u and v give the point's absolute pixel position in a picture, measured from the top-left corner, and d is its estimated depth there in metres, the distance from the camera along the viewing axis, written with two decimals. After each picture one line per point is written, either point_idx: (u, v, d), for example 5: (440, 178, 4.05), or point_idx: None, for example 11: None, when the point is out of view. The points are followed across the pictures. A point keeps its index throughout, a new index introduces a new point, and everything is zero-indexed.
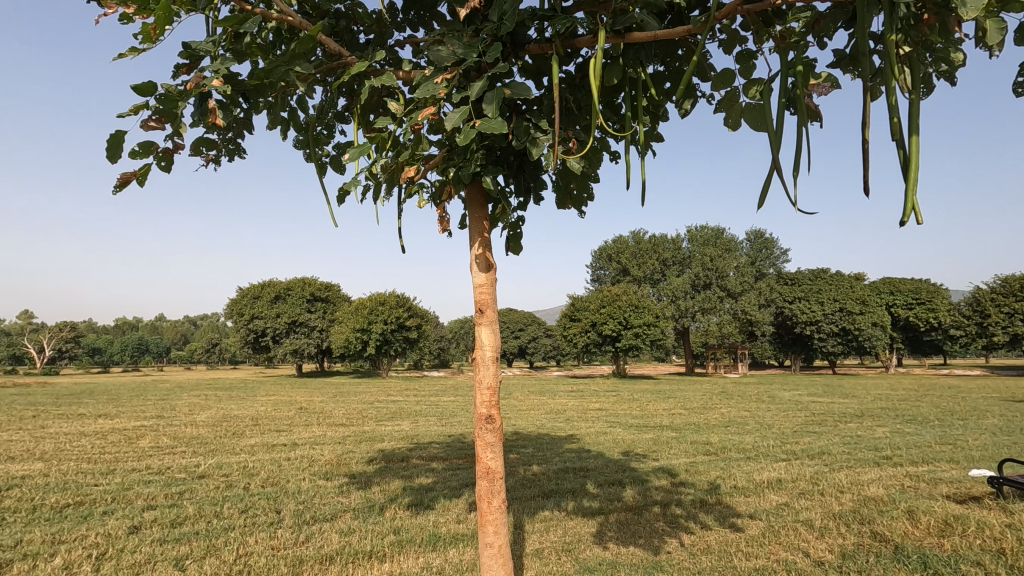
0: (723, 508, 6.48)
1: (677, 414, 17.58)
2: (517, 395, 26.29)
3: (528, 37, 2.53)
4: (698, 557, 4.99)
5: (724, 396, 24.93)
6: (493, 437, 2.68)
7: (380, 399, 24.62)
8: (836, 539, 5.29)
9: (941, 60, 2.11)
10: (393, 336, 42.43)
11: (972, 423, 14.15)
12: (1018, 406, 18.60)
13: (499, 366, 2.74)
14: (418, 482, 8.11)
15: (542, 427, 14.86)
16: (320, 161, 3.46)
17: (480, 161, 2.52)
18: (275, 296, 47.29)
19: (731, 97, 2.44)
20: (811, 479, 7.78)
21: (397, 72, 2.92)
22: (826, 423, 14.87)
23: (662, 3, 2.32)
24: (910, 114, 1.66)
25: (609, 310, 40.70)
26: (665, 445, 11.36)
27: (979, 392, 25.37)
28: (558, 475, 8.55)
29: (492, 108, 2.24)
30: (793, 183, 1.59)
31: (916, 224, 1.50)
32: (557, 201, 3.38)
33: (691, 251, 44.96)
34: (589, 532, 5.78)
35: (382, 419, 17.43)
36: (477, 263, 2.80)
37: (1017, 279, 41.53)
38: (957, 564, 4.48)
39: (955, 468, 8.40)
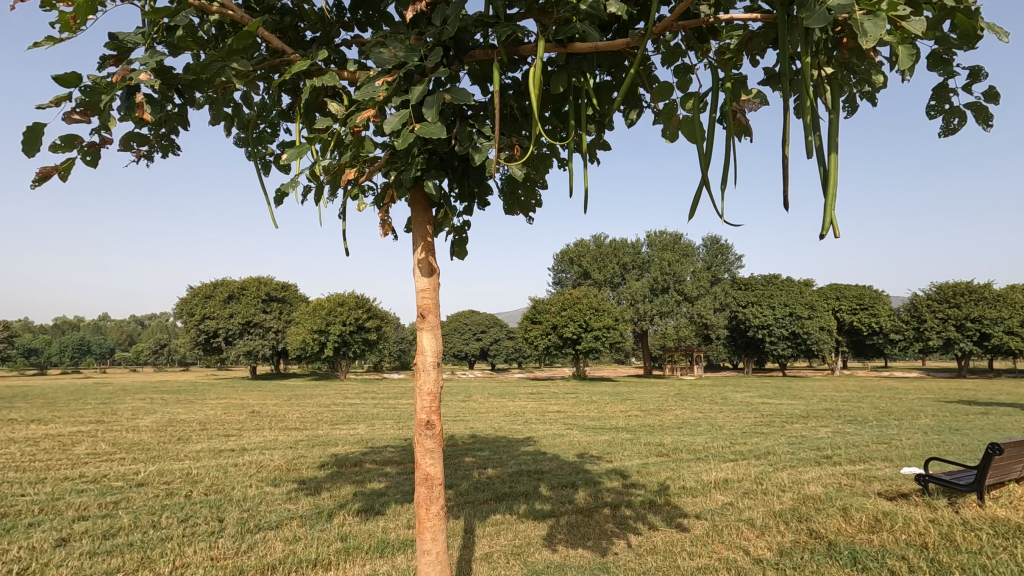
0: (671, 508, 6.64)
1: (633, 416, 17.86)
2: (476, 397, 26.19)
3: (473, 43, 2.52)
4: (643, 558, 5.08)
5: (680, 398, 25.51)
6: (432, 443, 2.66)
7: (337, 402, 24.09)
8: (775, 537, 5.48)
9: (862, 81, 2.22)
10: (352, 337, 41.64)
11: (907, 424, 14.94)
12: (950, 407, 19.66)
13: (440, 371, 2.72)
14: (370, 488, 7.97)
15: (500, 430, 14.87)
16: (264, 161, 3.37)
17: (422, 166, 2.52)
18: (228, 295, 45.72)
19: (670, 110, 2.51)
20: (755, 479, 8.04)
21: (342, 72, 2.86)
22: (774, 424, 15.38)
23: (604, 15, 2.36)
24: (828, 135, 1.75)
25: (570, 313, 41.10)
26: (619, 447, 11.54)
27: (917, 394, 26.80)
28: (512, 477, 8.57)
29: (431, 113, 2.23)
30: (719, 199, 1.65)
31: (831, 238, 1.58)
32: (505, 208, 3.39)
33: (650, 256, 45.90)
34: (539, 534, 5.82)
35: (338, 423, 17.03)
36: (420, 267, 2.77)
37: (951, 287, 44.15)
38: (883, 559, 4.71)
39: (888, 467, 8.85)
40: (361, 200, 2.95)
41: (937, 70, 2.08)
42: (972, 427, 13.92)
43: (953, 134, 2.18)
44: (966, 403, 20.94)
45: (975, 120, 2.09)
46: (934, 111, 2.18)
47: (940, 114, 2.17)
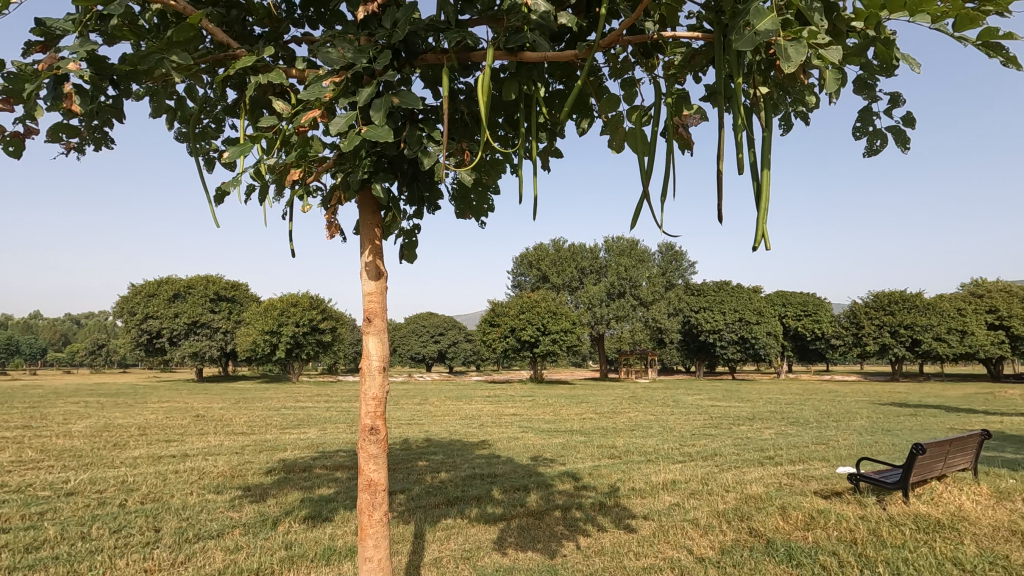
0: (620, 509, 6.77)
1: (588, 418, 18.10)
2: (432, 400, 25.92)
3: (424, 46, 2.51)
4: (591, 559, 5.17)
5: (633, 400, 26.07)
6: (377, 449, 2.62)
7: (287, 405, 23.40)
8: (717, 536, 5.69)
9: (797, 101, 2.33)
10: (306, 339, 40.57)
11: (843, 425, 15.73)
12: (882, 409, 20.92)
13: (386, 376, 2.68)
14: (319, 494, 7.78)
15: (455, 433, 14.82)
16: (207, 158, 3.25)
17: (369, 168, 2.50)
18: (173, 294, 43.74)
19: (616, 121, 2.57)
20: (702, 480, 8.31)
21: (291, 70, 2.78)
22: (721, 426, 15.93)
23: (554, 27, 2.40)
24: (762, 154, 1.84)
25: (528, 316, 41.33)
26: (573, 449, 11.71)
27: (855, 396, 28.34)
28: (466, 481, 8.54)
29: (379, 115, 2.21)
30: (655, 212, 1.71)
31: (762, 249, 1.66)
32: (456, 211, 3.39)
33: (607, 261, 46.68)
34: (490, 538, 5.83)
35: (288, 427, 16.54)
36: (367, 271, 2.74)
37: (886, 295, 46.85)
38: (816, 555, 4.95)
39: (825, 466, 9.32)
40: (306, 201, 2.89)
41: (862, 95, 2.22)
42: (901, 428, 14.82)
43: (876, 154, 2.33)
44: (898, 406, 22.24)
45: (894, 142, 2.24)
46: (860, 133, 2.31)
47: (865, 136, 2.31)
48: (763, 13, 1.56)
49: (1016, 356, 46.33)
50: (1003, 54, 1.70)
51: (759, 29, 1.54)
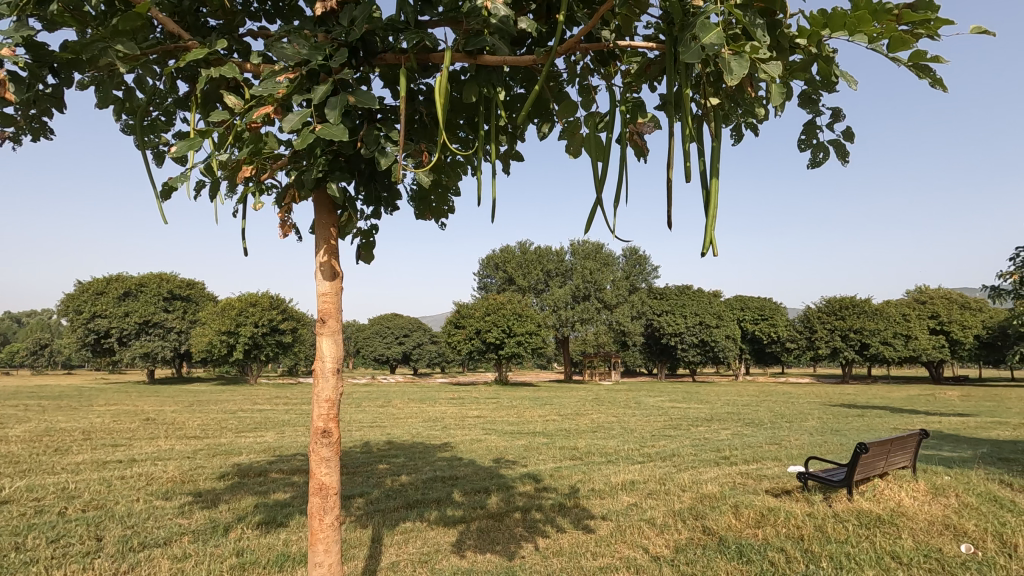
0: (579, 510, 6.84)
1: (551, 420, 18.21)
2: (395, 402, 25.57)
3: (382, 46, 2.48)
4: (549, 561, 5.20)
5: (595, 402, 26.39)
6: (329, 452, 2.58)
7: (244, 408, 22.68)
8: (672, 535, 5.81)
9: (748, 113, 2.39)
10: (265, 339, 39.49)
11: (796, 426, 16.31)
12: (832, 409, 21.79)
13: (340, 378, 2.64)
14: (274, 499, 7.59)
15: (417, 436, 14.69)
16: (156, 151, 3.13)
17: (324, 167, 2.46)
18: (123, 291, 41.99)
19: (574, 127, 2.60)
20: (659, 480, 8.47)
21: (245, 65, 2.71)
22: (680, 427, 16.31)
23: (514, 31, 2.40)
24: (711, 161, 1.89)
25: (493, 318, 41.36)
26: (535, 451, 11.76)
27: (807, 398, 29.50)
28: (426, 484, 8.46)
29: (333, 114, 2.18)
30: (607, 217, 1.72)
31: (709, 255, 1.69)
32: (416, 211, 3.37)
33: (573, 264, 47.14)
34: (448, 541, 5.80)
35: (244, 430, 16.05)
36: (322, 271, 2.69)
37: (837, 300, 49.05)
38: (765, 551, 5.11)
39: (777, 465, 9.64)
40: (258, 198, 2.83)
41: (806, 109, 2.30)
42: (849, 428, 15.48)
43: (819, 166, 2.42)
44: (846, 407, 23.22)
45: (836, 155, 2.34)
46: (805, 145, 2.40)
47: (809, 148, 2.40)
48: (709, 27, 1.62)
49: (955, 360, 49.03)
50: (930, 78, 1.81)
51: (705, 43, 1.60)
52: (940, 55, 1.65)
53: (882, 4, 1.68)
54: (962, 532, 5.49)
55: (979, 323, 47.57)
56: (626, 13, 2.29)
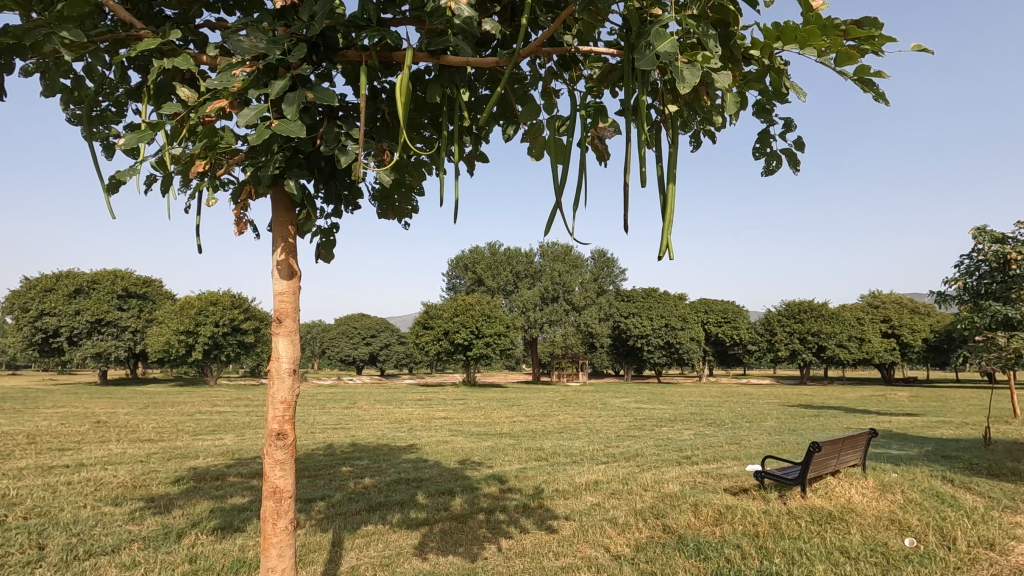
0: (542, 511, 6.86)
1: (517, 421, 18.25)
2: (360, 404, 25.23)
3: (342, 43, 2.45)
4: (512, 561, 5.22)
5: (562, 403, 26.61)
6: (283, 455, 2.53)
7: (202, 410, 21.95)
8: (634, 534, 5.89)
9: (706, 121, 2.43)
10: (226, 340, 38.35)
11: (755, 426, 16.77)
12: (790, 410, 22.45)
13: (296, 379, 2.60)
14: (231, 503, 7.39)
15: (382, 438, 14.52)
16: (105, 143, 3.00)
17: (281, 164, 2.41)
18: (75, 288, 40.29)
19: (536, 130, 2.62)
20: (622, 480, 8.59)
21: (200, 57, 2.63)
22: (644, 428, 16.58)
23: (477, 34, 2.40)
24: (667, 167, 1.93)
25: (461, 319, 41.24)
26: (501, 452, 11.78)
27: (767, 398, 30.41)
28: (390, 486, 8.37)
29: (291, 110, 2.14)
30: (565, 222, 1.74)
31: (665, 258, 1.72)
32: (378, 211, 3.33)
33: (542, 266, 47.40)
34: (410, 544, 5.75)
35: (202, 433, 15.56)
36: (279, 270, 2.62)
37: (796, 304, 50.69)
38: (721, 549, 5.24)
39: (736, 464, 9.89)
40: (212, 194, 2.75)
41: (760, 118, 2.36)
42: (805, 428, 15.98)
43: (773, 173, 2.48)
44: (803, 407, 24.02)
45: (788, 163, 2.41)
46: (759, 153, 2.46)
47: (763, 156, 2.46)
48: (663, 35, 1.65)
49: (904, 362, 51.24)
50: (873, 91, 1.89)
51: (659, 50, 1.63)
52: (883, 70, 1.72)
53: (831, 19, 1.73)
54: (906, 526, 5.74)
55: (927, 327, 49.85)
56: (586, 20, 2.30)
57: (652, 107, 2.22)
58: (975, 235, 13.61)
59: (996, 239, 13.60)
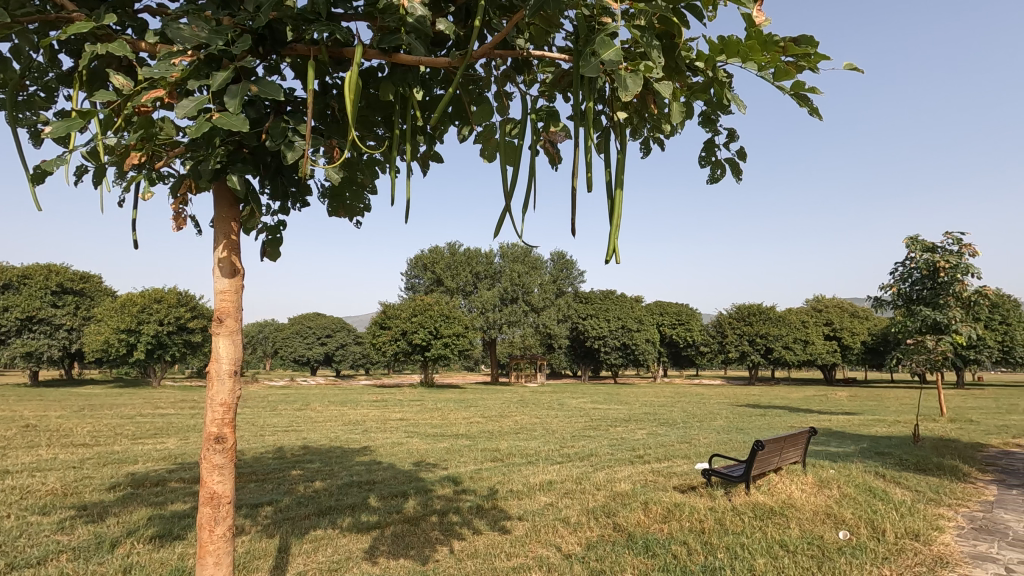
0: (496, 512, 6.87)
1: (474, 422, 18.15)
2: (313, 405, 24.54)
3: (289, 37, 2.37)
4: (463, 562, 5.20)
5: (520, 404, 26.74)
6: (223, 459, 2.44)
7: (142, 413, 20.87)
8: (585, 533, 5.98)
9: (656, 129, 2.46)
10: (171, 339, 36.60)
11: (705, 425, 17.27)
12: (738, 409, 23.22)
13: (237, 381, 2.50)
14: (171, 510, 7.07)
15: (335, 440, 14.18)
16: (31, 129, 2.81)
17: (224, 158, 2.31)
18: (3, 283, 37.71)
19: (489, 132, 2.61)
20: (575, 479, 8.69)
21: (137, 42, 2.49)
22: (600, 428, 16.83)
23: (429, 32, 2.37)
24: (614, 172, 1.97)
25: (420, 319, 40.74)
26: (456, 453, 11.73)
27: (717, 398, 31.53)
28: (341, 490, 8.19)
29: (233, 103, 2.05)
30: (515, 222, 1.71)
31: (613, 261, 1.73)
32: (330, 209, 3.24)
33: (502, 267, 47.40)
34: (361, 548, 5.66)
35: (142, 436, 14.82)
36: (221, 267, 2.52)
37: (746, 308, 52.64)
38: (669, 545, 5.38)
39: (685, 463, 10.17)
40: (149, 187, 2.64)
41: (706, 128, 2.41)
42: (751, 427, 16.59)
43: (718, 181, 2.53)
44: (750, 406, 24.97)
45: (731, 171, 2.48)
46: (704, 161, 2.50)
47: (709, 165, 2.51)
48: (609, 44, 1.69)
49: (844, 363, 53.90)
50: (808, 105, 1.98)
51: (604, 58, 1.67)
52: (816, 88, 1.80)
53: (770, 35, 1.81)
54: (841, 520, 6.04)
55: (865, 330, 52.53)
56: (537, 26, 2.30)
57: (605, 113, 2.24)
58: (909, 243, 14.48)
59: (927, 248, 14.54)
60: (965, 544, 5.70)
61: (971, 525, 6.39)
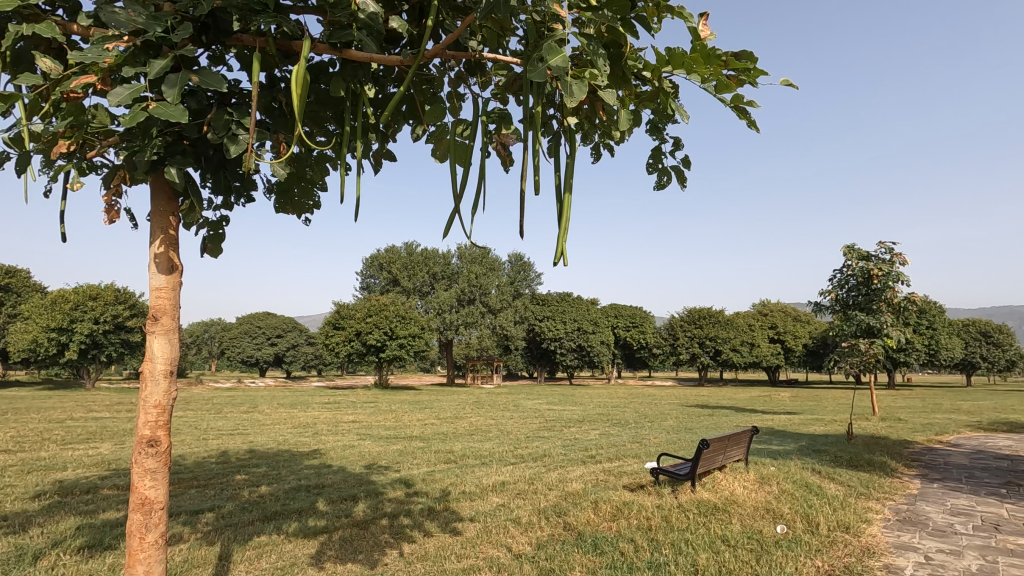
0: (448, 514, 6.83)
1: (428, 424, 17.97)
2: (261, 408, 23.73)
3: (234, 27, 2.30)
4: (412, 565, 5.16)
5: (475, 405, 26.66)
6: (155, 463, 2.34)
7: (73, 416, 19.64)
8: (536, 532, 6.03)
9: (606, 134, 2.50)
10: (108, 338, 34.59)
11: (655, 425, 17.72)
12: (687, 409, 23.94)
13: (172, 381, 2.41)
14: (102, 519, 6.69)
15: (283, 443, 13.77)
16: None
17: (160, 149, 2.21)
18: None
19: (441, 133, 2.60)
20: (528, 480, 8.75)
21: (67, 25, 2.36)
22: (554, 429, 17.00)
23: (381, 29, 2.34)
24: (562, 176, 1.99)
25: (375, 320, 40.03)
26: (409, 455, 11.59)
27: (667, 399, 32.56)
28: (288, 494, 7.97)
29: (171, 92, 1.97)
30: (467, 221, 1.69)
31: (560, 264, 1.75)
32: (277, 206, 3.17)
33: (459, 268, 47.12)
34: (307, 554, 5.52)
35: (73, 442, 13.96)
36: (157, 263, 2.41)
37: (696, 312, 54.34)
38: (617, 543, 5.50)
39: (634, 462, 10.42)
40: (79, 177, 2.50)
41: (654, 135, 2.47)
42: (699, 426, 17.16)
43: (665, 187, 2.58)
44: (698, 406, 25.85)
45: (676, 179, 2.54)
46: (652, 168, 2.56)
47: (656, 170, 2.57)
48: (555, 50, 1.72)
49: (787, 365, 56.39)
50: (745, 117, 2.06)
51: (551, 64, 1.69)
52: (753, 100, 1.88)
53: (713, 50, 1.88)
54: (779, 515, 6.32)
55: (807, 334, 54.98)
56: (490, 29, 2.31)
57: (556, 118, 2.27)
58: (846, 251, 15.31)
59: (863, 256, 15.36)
60: (890, 535, 6.07)
61: (896, 517, 6.81)
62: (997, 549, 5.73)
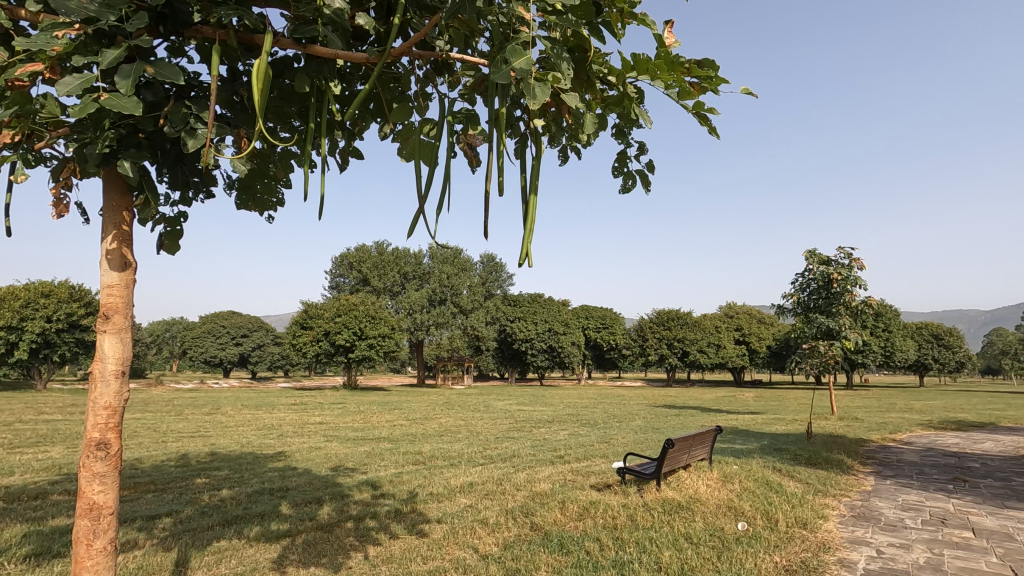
0: (415, 515, 6.77)
1: (398, 425, 17.78)
2: (225, 409, 23.11)
3: (193, 18, 2.22)
4: (377, 567, 5.11)
5: (445, 406, 26.53)
6: (104, 467, 2.25)
7: (23, 419, 18.80)
8: (503, 533, 6.04)
9: (572, 138, 2.51)
10: (60, 338, 33.16)
11: (623, 425, 18.00)
12: (655, 409, 24.32)
13: (124, 381, 2.32)
14: (51, 526, 6.41)
15: (247, 445, 13.46)
16: None
17: (112, 141, 2.14)
18: None
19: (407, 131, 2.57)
20: (496, 480, 8.75)
21: (16, 9, 2.25)
22: (524, 429, 17.06)
23: (347, 23, 2.29)
24: (528, 177, 1.98)
25: (344, 319, 39.53)
26: (376, 457, 11.47)
27: (636, 399, 33.18)
28: (250, 498, 7.79)
29: (125, 83, 1.90)
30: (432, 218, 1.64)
31: (524, 266, 1.71)
32: (239, 202, 3.09)
33: (431, 268, 46.73)
34: (269, 558, 5.41)
35: (22, 445, 13.35)
36: (109, 260, 2.32)
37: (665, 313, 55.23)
38: (582, 542, 5.55)
39: (602, 462, 10.54)
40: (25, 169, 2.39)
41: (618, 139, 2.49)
42: (666, 426, 17.51)
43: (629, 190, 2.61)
44: (665, 406, 26.37)
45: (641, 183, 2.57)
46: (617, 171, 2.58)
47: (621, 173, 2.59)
48: (520, 53, 1.72)
49: (752, 365, 57.87)
50: (708, 122, 2.10)
51: (515, 65, 1.69)
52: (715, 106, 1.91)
53: (676, 56, 1.91)
54: (740, 512, 6.47)
55: (770, 335, 56.50)
56: (457, 27, 2.29)
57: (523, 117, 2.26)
58: (807, 256, 15.78)
59: (823, 261, 15.87)
60: (845, 530, 6.29)
61: (851, 513, 7.06)
62: (944, 542, 5.98)
